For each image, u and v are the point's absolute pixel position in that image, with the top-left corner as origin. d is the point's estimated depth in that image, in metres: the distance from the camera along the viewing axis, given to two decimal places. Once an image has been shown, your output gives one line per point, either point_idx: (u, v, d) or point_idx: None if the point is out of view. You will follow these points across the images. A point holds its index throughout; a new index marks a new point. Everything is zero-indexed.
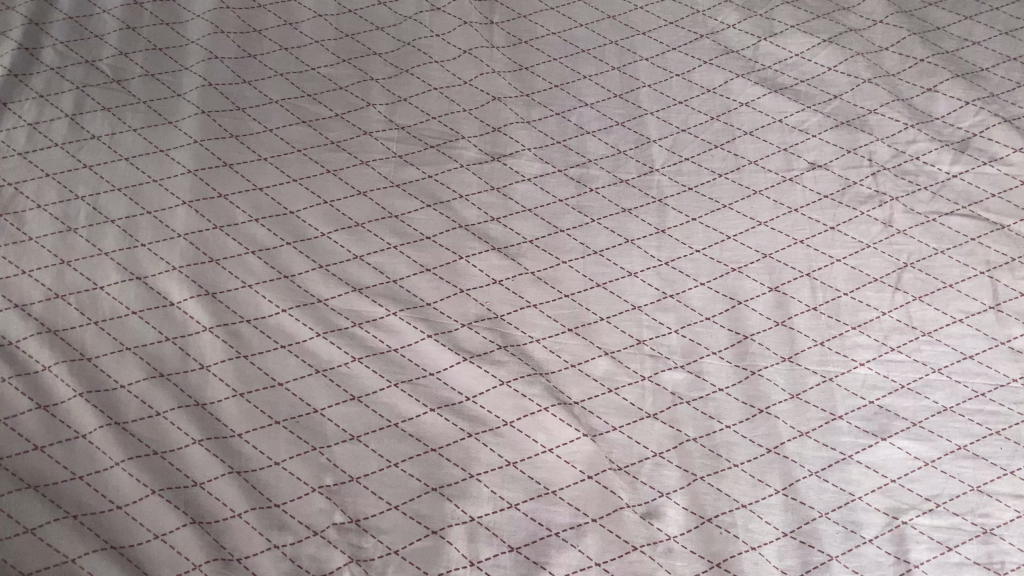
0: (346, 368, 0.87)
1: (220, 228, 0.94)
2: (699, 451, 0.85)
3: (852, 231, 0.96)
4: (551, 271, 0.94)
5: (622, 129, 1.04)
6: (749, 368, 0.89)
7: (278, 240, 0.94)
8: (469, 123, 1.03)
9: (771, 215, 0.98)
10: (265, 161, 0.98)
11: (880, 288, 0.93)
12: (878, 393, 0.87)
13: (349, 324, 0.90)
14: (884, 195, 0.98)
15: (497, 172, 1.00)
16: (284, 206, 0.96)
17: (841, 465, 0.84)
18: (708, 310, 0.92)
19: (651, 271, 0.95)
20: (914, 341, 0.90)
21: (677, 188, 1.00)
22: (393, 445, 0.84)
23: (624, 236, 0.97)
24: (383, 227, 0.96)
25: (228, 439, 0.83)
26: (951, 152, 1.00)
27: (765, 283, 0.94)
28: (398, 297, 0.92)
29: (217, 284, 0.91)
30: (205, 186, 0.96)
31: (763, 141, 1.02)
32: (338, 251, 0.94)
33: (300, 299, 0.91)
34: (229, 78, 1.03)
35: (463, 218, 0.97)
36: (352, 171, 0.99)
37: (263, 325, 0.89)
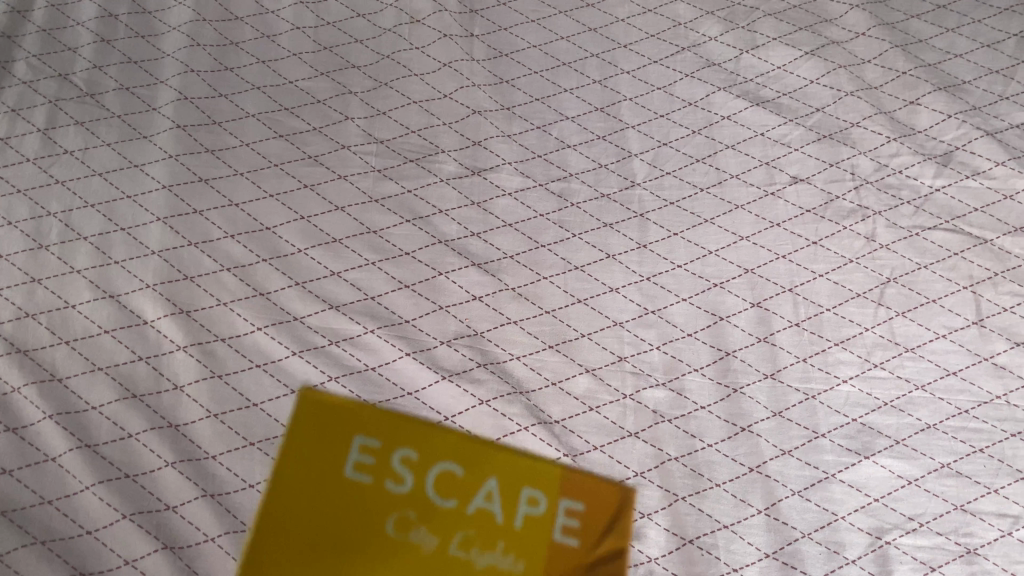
0: (322, 388, 0.86)
1: (195, 245, 0.92)
2: (681, 471, 0.83)
3: (835, 246, 0.95)
4: (531, 287, 0.93)
5: (604, 143, 1.03)
6: (731, 386, 0.88)
7: (253, 257, 0.92)
8: (449, 137, 1.02)
9: (753, 230, 0.97)
10: (241, 176, 0.97)
11: (863, 303, 0.92)
12: (861, 411, 0.87)
13: (326, 342, 0.88)
14: (867, 209, 0.97)
15: (477, 187, 0.99)
16: (260, 222, 0.95)
17: (824, 484, 0.83)
18: (690, 326, 0.91)
19: (633, 286, 0.93)
20: (897, 357, 0.89)
21: (659, 203, 0.99)
22: None
23: (605, 252, 0.96)
24: (361, 243, 0.94)
25: (202, 462, 0.82)
26: (934, 165, 0.99)
27: (747, 298, 0.93)
28: (376, 315, 0.90)
29: (192, 302, 0.89)
30: (180, 202, 0.95)
31: (745, 155, 1.02)
32: (314, 268, 0.92)
33: (277, 317, 0.89)
34: (205, 92, 1.02)
35: (443, 233, 0.96)
36: (330, 186, 0.97)
37: (238, 344, 0.88)
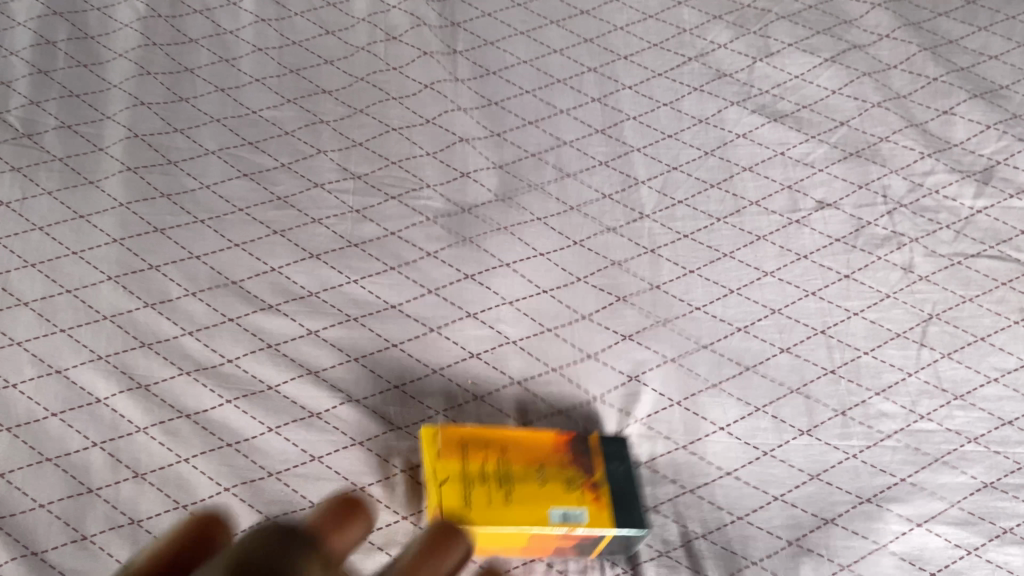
0: (301, 469, 0.76)
1: (152, 306, 0.82)
2: (712, 551, 0.73)
3: (869, 278, 0.86)
4: (534, 339, 0.83)
5: (607, 169, 0.92)
6: (762, 448, 0.78)
7: (220, 318, 0.82)
8: (433, 168, 0.91)
9: (777, 263, 0.87)
10: (201, 224, 0.87)
11: (903, 345, 0.83)
12: (909, 469, 0.77)
13: (305, 414, 0.78)
14: (903, 237, 0.88)
15: (468, 225, 0.88)
16: (225, 275, 0.84)
17: (873, 558, 0.73)
18: (714, 377, 0.82)
19: (647, 334, 0.84)
20: (945, 407, 0.80)
21: (671, 236, 0.89)
22: (361, 562, 0.72)
23: (615, 294, 0.86)
24: (339, 296, 0.84)
25: None
26: (974, 183, 0.90)
27: (775, 343, 0.83)
28: (361, 382, 0.80)
29: (150, 374, 0.79)
30: (133, 257, 0.84)
31: (764, 178, 0.92)
32: (289, 327, 0.82)
33: (248, 388, 0.79)
34: (157, 127, 0.91)
35: (432, 280, 0.85)
36: (303, 231, 0.87)
37: (204, 421, 0.77)
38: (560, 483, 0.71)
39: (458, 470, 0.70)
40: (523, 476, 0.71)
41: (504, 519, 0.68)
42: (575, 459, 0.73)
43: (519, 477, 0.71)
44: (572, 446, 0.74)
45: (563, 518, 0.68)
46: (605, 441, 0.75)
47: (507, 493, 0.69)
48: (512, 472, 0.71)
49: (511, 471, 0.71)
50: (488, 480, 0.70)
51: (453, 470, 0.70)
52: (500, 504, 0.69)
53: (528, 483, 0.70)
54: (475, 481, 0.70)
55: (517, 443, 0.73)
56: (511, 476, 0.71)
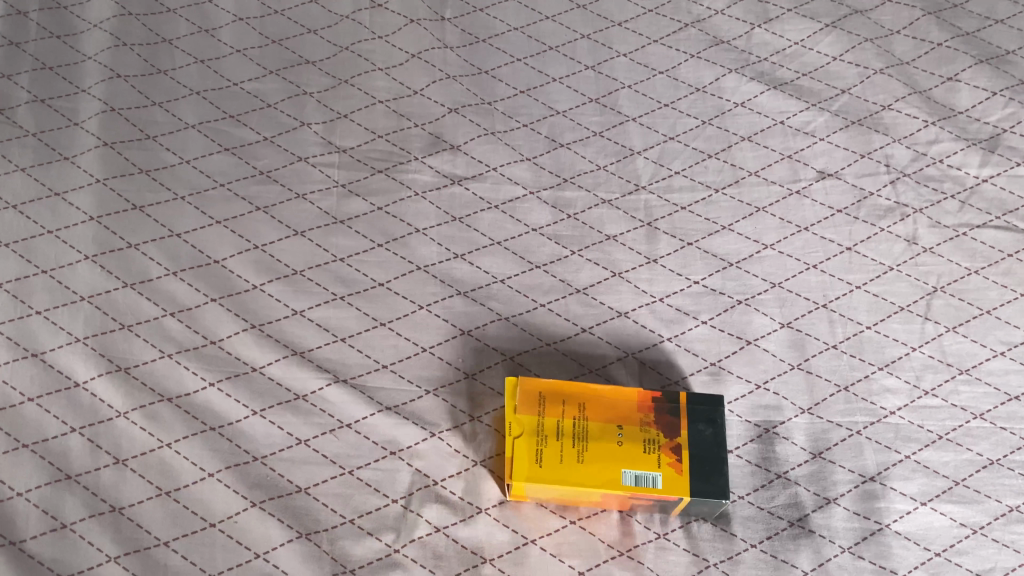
0: (288, 453, 0.74)
1: (131, 286, 0.79)
2: (710, 532, 0.72)
3: (872, 251, 0.84)
4: (528, 317, 0.81)
5: (601, 140, 0.89)
6: (763, 426, 0.76)
7: (202, 298, 0.79)
8: (422, 140, 0.88)
9: (777, 236, 0.85)
10: (182, 200, 0.84)
11: (907, 318, 0.81)
12: (913, 446, 0.75)
13: (292, 396, 0.76)
14: (906, 207, 0.86)
15: (458, 200, 0.85)
16: (207, 254, 0.81)
17: (878, 538, 0.72)
18: (713, 353, 0.79)
19: (644, 310, 0.81)
20: (950, 382, 0.78)
21: (667, 209, 0.86)
22: (350, 546, 0.71)
23: (610, 269, 0.83)
24: (326, 274, 0.81)
25: (149, 550, 0.69)
26: (980, 151, 0.88)
27: (776, 318, 0.81)
28: (349, 362, 0.78)
29: (131, 356, 0.76)
30: (110, 235, 0.81)
31: (763, 148, 0.89)
32: (274, 307, 0.80)
33: (232, 370, 0.77)
34: (134, 101, 0.88)
35: (421, 257, 0.83)
36: (287, 206, 0.84)
37: (187, 404, 0.75)
38: (638, 445, 0.70)
39: (535, 424, 0.71)
40: (600, 434, 0.71)
41: (575, 479, 0.69)
42: (650, 417, 0.72)
43: (595, 436, 0.71)
44: (652, 404, 0.72)
45: (633, 479, 0.69)
46: (695, 400, 0.73)
47: (582, 451, 0.70)
48: (588, 430, 0.71)
49: (588, 431, 0.71)
50: (564, 437, 0.71)
51: (529, 424, 0.71)
52: (574, 463, 0.70)
53: (603, 441, 0.70)
54: (550, 437, 0.71)
55: (593, 399, 0.73)
56: (587, 434, 0.71)
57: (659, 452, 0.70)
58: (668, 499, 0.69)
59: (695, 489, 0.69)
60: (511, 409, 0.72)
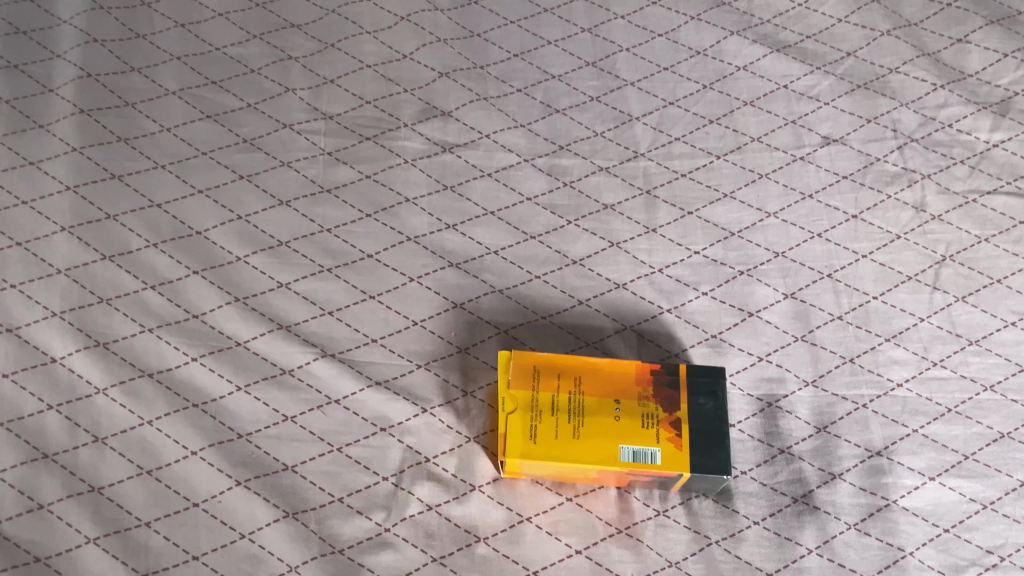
0: (274, 430, 0.71)
1: (110, 259, 0.76)
2: (711, 509, 0.70)
3: (878, 219, 0.81)
4: (522, 289, 0.78)
5: (598, 106, 0.86)
6: (766, 399, 0.74)
7: (184, 270, 0.77)
8: (412, 106, 0.85)
9: (781, 203, 0.82)
10: (162, 170, 0.80)
11: (915, 288, 0.78)
12: (921, 420, 0.73)
13: (278, 371, 0.73)
14: (914, 173, 0.83)
15: (450, 167, 0.82)
16: (189, 224, 0.78)
17: (885, 514, 0.69)
18: (714, 325, 0.77)
19: (643, 281, 0.78)
20: (959, 353, 0.75)
21: (667, 176, 0.83)
22: (339, 526, 0.68)
23: (608, 239, 0.80)
24: (313, 245, 0.78)
25: (131, 531, 0.67)
26: (990, 115, 0.85)
27: (779, 288, 0.78)
28: (337, 336, 0.75)
29: (110, 331, 0.74)
30: (88, 206, 0.78)
31: (766, 113, 0.86)
32: (258, 279, 0.77)
33: (216, 344, 0.74)
34: (112, 67, 0.85)
35: (411, 227, 0.80)
36: (271, 175, 0.81)
37: (169, 379, 0.72)
38: (636, 420, 0.68)
39: (529, 399, 0.69)
40: (597, 409, 0.68)
41: (571, 455, 0.66)
42: (649, 390, 0.69)
43: (591, 410, 0.68)
44: (650, 377, 0.70)
45: (632, 456, 0.66)
46: (694, 372, 0.70)
47: (578, 427, 0.68)
48: (585, 405, 0.68)
49: (585, 406, 0.68)
50: (559, 412, 0.68)
51: (523, 399, 0.69)
52: (570, 439, 0.67)
53: (600, 416, 0.68)
54: (545, 412, 0.68)
55: (589, 372, 0.70)
56: (584, 409, 0.68)
57: (658, 427, 0.67)
58: (668, 474, 0.67)
59: (696, 464, 0.66)
60: (504, 383, 0.69)
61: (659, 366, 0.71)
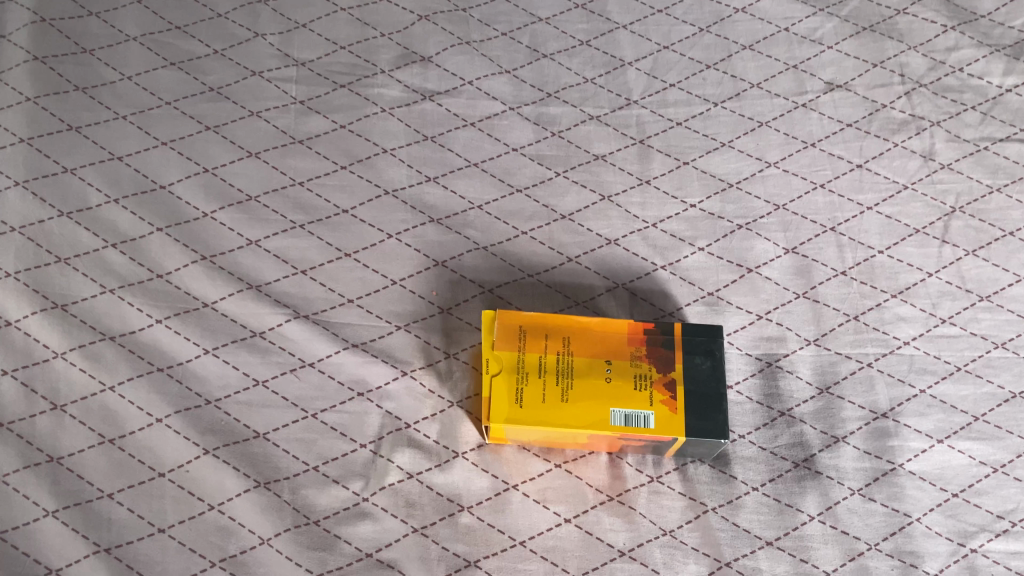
0: (244, 396, 0.67)
1: (67, 215, 0.71)
2: (708, 475, 0.66)
3: (884, 168, 0.76)
4: (507, 246, 0.74)
5: (588, 50, 0.81)
6: (765, 359, 0.70)
7: (147, 227, 0.72)
8: (389, 52, 0.80)
9: (782, 153, 0.77)
10: (123, 120, 0.75)
11: (924, 242, 0.74)
12: (928, 380, 0.69)
13: (248, 333, 0.69)
14: (922, 120, 0.78)
15: (430, 117, 0.77)
16: (152, 178, 0.74)
17: (891, 479, 0.66)
18: (711, 282, 0.72)
19: (636, 236, 0.74)
20: (970, 309, 0.71)
21: (661, 124, 0.78)
22: (314, 496, 0.64)
23: (599, 192, 0.76)
24: (284, 201, 0.74)
25: (93, 503, 0.63)
26: (1003, 59, 0.80)
27: (779, 243, 0.74)
28: (311, 296, 0.71)
29: (68, 292, 0.69)
30: (44, 159, 0.73)
31: (766, 57, 0.81)
32: (227, 237, 0.72)
33: (181, 306, 0.69)
34: (69, 11, 0.79)
35: (389, 180, 0.75)
36: (240, 126, 0.76)
37: (131, 343, 0.68)
38: (629, 382, 0.64)
39: (515, 360, 0.64)
40: (587, 370, 0.64)
41: (560, 420, 0.62)
42: (642, 351, 0.65)
43: (581, 372, 0.64)
44: (643, 337, 0.66)
45: (624, 420, 0.63)
46: (690, 331, 0.66)
47: (567, 389, 0.64)
48: (574, 366, 0.64)
49: (574, 367, 0.64)
50: (547, 373, 0.64)
51: (509, 360, 0.64)
52: (558, 402, 0.63)
53: (591, 378, 0.64)
54: (532, 374, 0.64)
55: (578, 332, 0.66)
56: (573, 370, 0.64)
57: (651, 389, 0.63)
58: (662, 439, 0.63)
59: (692, 428, 0.62)
60: (488, 344, 0.65)
61: (652, 325, 0.67)
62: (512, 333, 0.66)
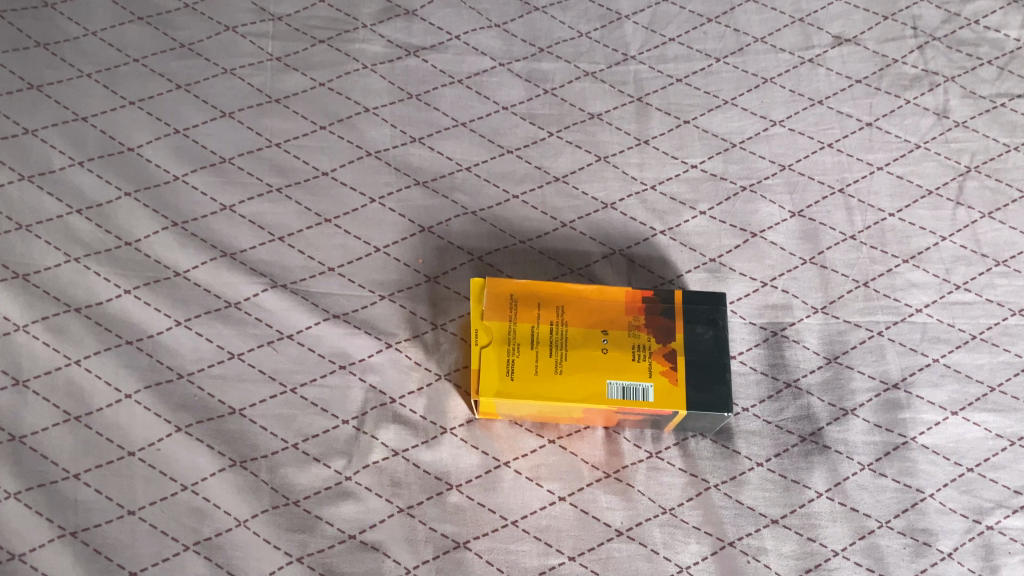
0: (218, 370, 0.63)
1: (29, 180, 0.67)
2: (709, 450, 0.63)
3: (896, 127, 0.72)
4: (498, 210, 0.69)
5: (582, 3, 0.76)
6: (770, 328, 0.66)
7: (113, 191, 0.68)
8: (371, 6, 0.75)
9: (788, 111, 0.73)
10: (88, 78, 0.71)
11: (937, 204, 0.70)
12: (942, 349, 0.65)
13: (223, 304, 0.65)
14: (936, 75, 0.74)
15: (416, 74, 0.73)
16: (119, 140, 0.69)
17: (903, 453, 0.62)
18: (712, 247, 0.69)
19: (633, 199, 0.70)
20: (986, 275, 0.68)
21: (660, 81, 0.74)
22: (293, 475, 0.61)
23: (595, 153, 0.71)
24: (261, 163, 0.69)
25: (58, 484, 0.59)
26: (1021, 11, 0.76)
27: (785, 205, 0.70)
28: (289, 265, 0.67)
29: (30, 261, 0.65)
30: (3, 120, 0.69)
31: (771, 10, 0.76)
32: (199, 201, 0.68)
33: (151, 275, 0.65)
34: None
35: (372, 141, 0.71)
36: (212, 84, 0.72)
37: (98, 314, 0.64)
38: (627, 353, 0.60)
39: (505, 330, 0.61)
40: (582, 341, 0.61)
41: (553, 393, 0.59)
42: (640, 320, 0.61)
43: (576, 343, 0.60)
44: (642, 305, 0.62)
45: (622, 392, 0.59)
46: (692, 299, 0.62)
47: (561, 361, 0.60)
48: (569, 336, 0.61)
49: (568, 337, 0.61)
50: (540, 344, 0.60)
51: (499, 331, 0.61)
52: (551, 374, 0.59)
53: (586, 349, 0.60)
54: (524, 345, 0.60)
55: (572, 300, 0.62)
56: (567, 340, 0.60)
57: (650, 360, 0.60)
58: (662, 412, 0.59)
59: (694, 401, 0.59)
60: (477, 314, 0.61)
61: (651, 292, 0.63)
62: (501, 302, 0.62)
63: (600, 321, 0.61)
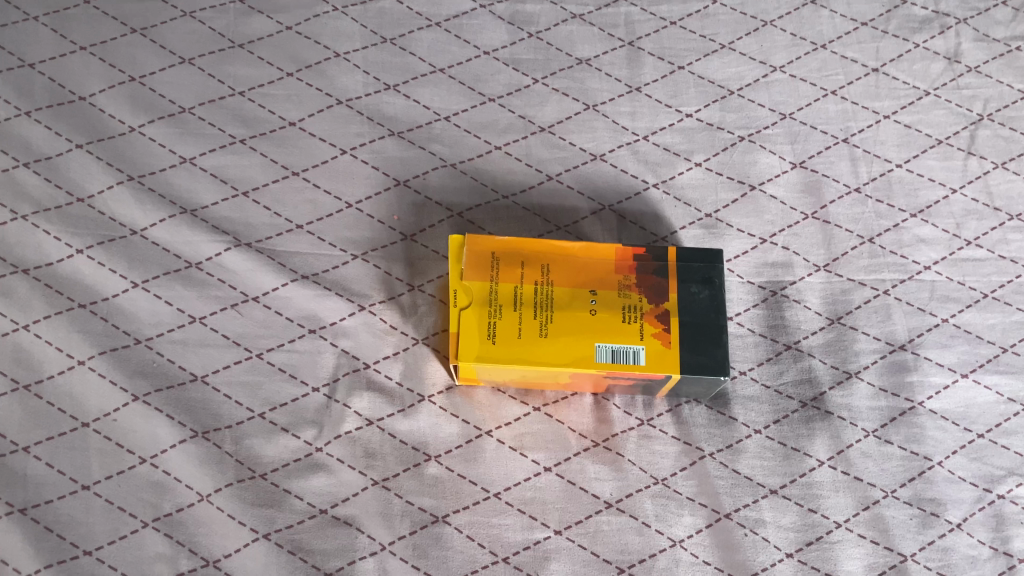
0: (179, 335, 0.59)
1: None
2: (704, 417, 0.59)
3: (904, 73, 0.68)
4: (479, 163, 0.65)
5: None
6: (770, 288, 0.62)
7: (64, 143, 0.63)
8: None
9: (789, 56, 0.68)
10: (35, 22, 0.66)
11: (947, 154, 0.66)
12: (952, 308, 0.61)
13: (183, 264, 0.60)
14: (947, 17, 0.69)
15: (390, 17, 0.68)
16: (69, 88, 0.64)
17: (910, 418, 0.59)
18: (708, 202, 0.64)
19: (624, 150, 0.65)
20: (998, 229, 0.64)
21: (653, 24, 0.69)
22: (259, 447, 0.57)
23: (583, 101, 0.67)
24: (223, 113, 0.64)
25: (6, 458, 0.55)
26: None
27: (786, 156, 0.65)
28: (254, 222, 0.62)
29: None
30: None
31: None
32: (157, 154, 0.63)
33: (105, 233, 0.61)
34: None
35: (343, 89, 0.66)
36: (170, 28, 0.66)
37: (48, 276, 0.59)
38: (617, 314, 0.56)
39: (487, 291, 0.56)
40: (569, 302, 0.56)
41: (538, 358, 0.55)
42: (631, 278, 0.57)
43: (562, 303, 0.56)
44: (633, 263, 0.58)
45: (612, 356, 0.55)
46: (686, 256, 0.58)
47: (547, 323, 0.56)
48: (555, 296, 0.56)
49: (555, 298, 0.56)
50: (524, 305, 0.56)
51: (479, 292, 0.56)
52: (537, 338, 0.55)
53: (573, 310, 0.56)
54: (507, 307, 0.56)
55: (558, 257, 0.58)
56: (553, 301, 0.56)
57: (642, 322, 0.56)
58: (654, 377, 0.55)
59: (687, 365, 0.55)
60: (456, 274, 0.57)
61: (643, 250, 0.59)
62: (481, 261, 0.57)
63: (588, 279, 0.57)
